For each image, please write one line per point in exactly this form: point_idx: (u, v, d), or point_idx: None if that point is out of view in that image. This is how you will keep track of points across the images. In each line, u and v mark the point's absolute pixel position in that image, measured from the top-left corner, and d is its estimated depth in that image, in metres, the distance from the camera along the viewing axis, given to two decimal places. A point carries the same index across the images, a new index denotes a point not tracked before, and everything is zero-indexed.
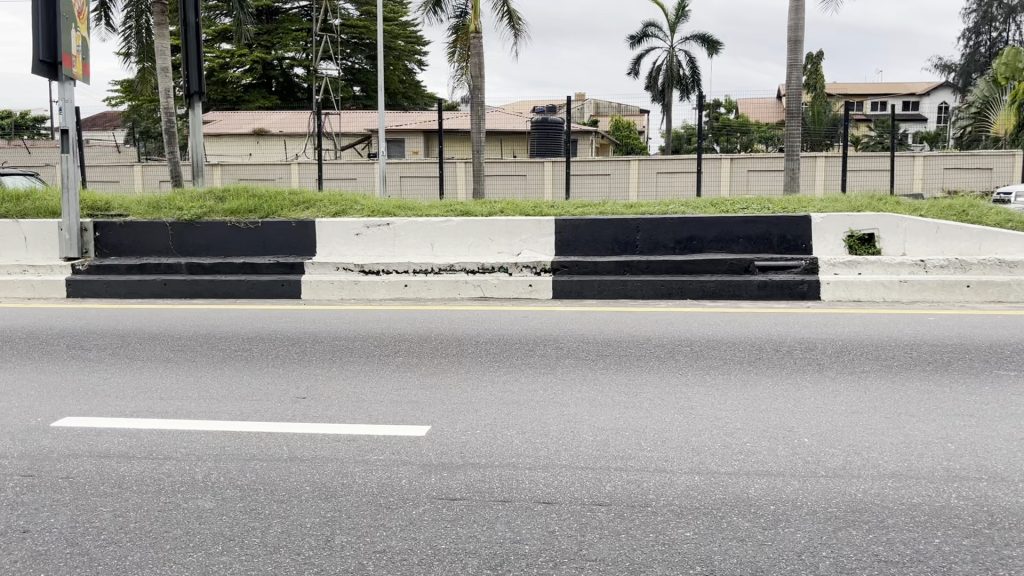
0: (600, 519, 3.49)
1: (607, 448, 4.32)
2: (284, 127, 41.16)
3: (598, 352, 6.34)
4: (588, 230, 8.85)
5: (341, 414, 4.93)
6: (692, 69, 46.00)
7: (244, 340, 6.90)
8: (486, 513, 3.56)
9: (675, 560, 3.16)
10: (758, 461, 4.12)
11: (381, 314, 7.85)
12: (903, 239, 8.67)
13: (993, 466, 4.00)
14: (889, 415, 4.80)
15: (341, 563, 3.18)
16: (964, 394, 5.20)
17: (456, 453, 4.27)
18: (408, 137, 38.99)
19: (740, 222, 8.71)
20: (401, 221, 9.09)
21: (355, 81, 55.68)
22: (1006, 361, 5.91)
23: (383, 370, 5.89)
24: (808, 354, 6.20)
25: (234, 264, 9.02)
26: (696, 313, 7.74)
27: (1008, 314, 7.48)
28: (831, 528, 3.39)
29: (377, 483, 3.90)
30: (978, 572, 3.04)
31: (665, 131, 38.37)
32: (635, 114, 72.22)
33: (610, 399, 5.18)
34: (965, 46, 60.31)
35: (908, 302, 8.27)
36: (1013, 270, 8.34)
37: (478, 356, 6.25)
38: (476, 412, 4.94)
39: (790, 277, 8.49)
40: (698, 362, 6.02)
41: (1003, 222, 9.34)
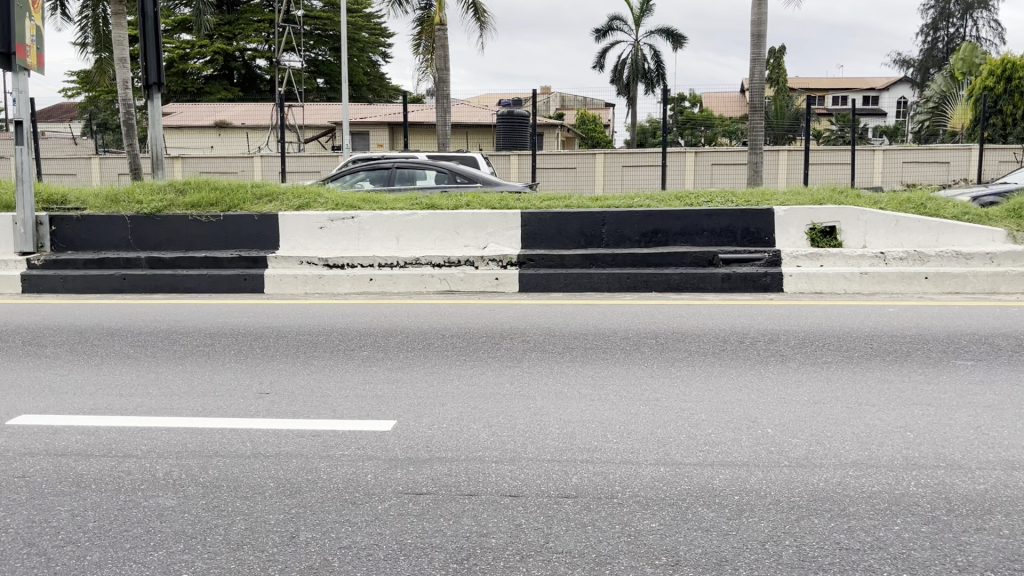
0: (567, 511, 3.50)
1: (573, 441, 4.33)
2: (247, 119, 40.65)
3: (564, 345, 6.35)
4: (553, 223, 8.86)
5: (306, 409, 4.89)
6: (658, 64, 46.31)
7: (206, 335, 6.80)
8: (452, 507, 3.55)
9: (641, 551, 3.17)
10: (723, 451, 4.15)
11: (346, 308, 7.80)
12: (864, 232, 8.81)
13: (950, 454, 4.07)
14: (851, 405, 4.86)
15: (305, 559, 3.14)
16: (922, 383, 5.29)
17: (423, 447, 4.25)
18: (373, 130, 38.72)
19: (704, 215, 8.79)
20: (366, 215, 9.01)
21: (318, 74, 55.15)
22: (964, 351, 6.03)
23: (348, 365, 5.84)
24: (772, 346, 6.27)
25: (195, 258, 8.89)
26: (661, 305, 7.79)
27: (964, 305, 7.62)
28: (794, 517, 3.43)
29: (343, 478, 3.87)
30: (936, 558, 3.09)
31: (631, 125, 38.57)
32: (600, 108, 72.48)
33: (576, 392, 5.19)
34: (924, 42, 61.36)
35: (868, 294, 8.39)
36: (969, 262, 8.51)
37: (444, 350, 6.23)
38: (442, 406, 4.92)
39: (754, 269, 8.55)
40: (663, 354, 6.06)
41: (960, 214, 9.50)
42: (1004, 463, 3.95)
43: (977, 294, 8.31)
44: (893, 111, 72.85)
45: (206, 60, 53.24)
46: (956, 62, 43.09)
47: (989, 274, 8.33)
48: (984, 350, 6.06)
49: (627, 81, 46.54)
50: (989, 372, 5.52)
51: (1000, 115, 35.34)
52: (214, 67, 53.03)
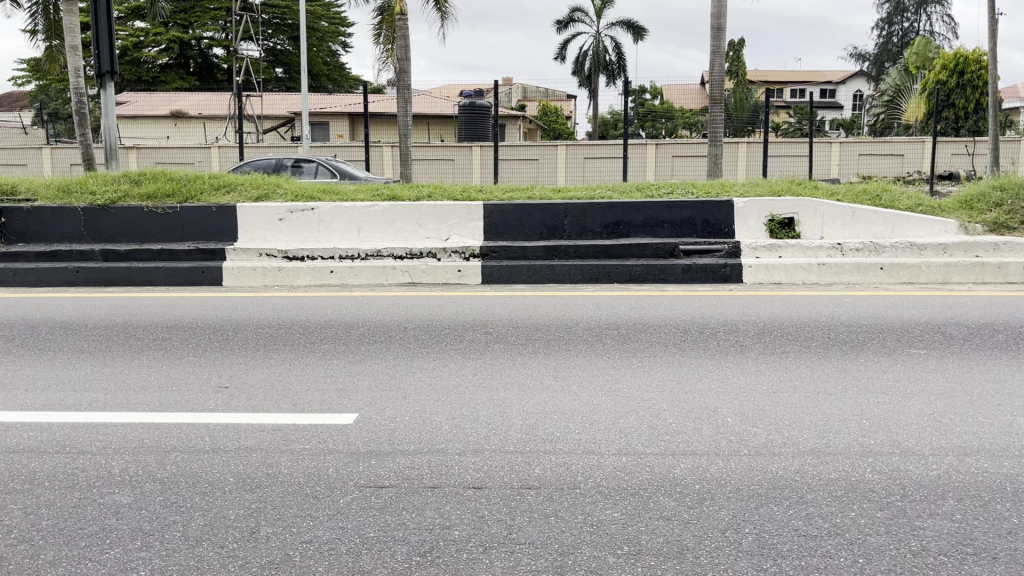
0: (530, 502, 3.51)
1: (536, 432, 4.34)
2: (203, 109, 40.01)
3: (527, 336, 6.35)
4: (516, 215, 8.87)
5: (266, 403, 4.83)
6: (619, 55, 46.56)
7: (163, 329, 6.68)
8: (415, 500, 3.54)
9: (603, 540, 3.19)
10: (683, 441, 4.19)
11: (306, 301, 7.71)
12: (822, 223, 9.01)
13: (905, 441, 4.15)
14: (809, 394, 4.93)
15: (266, 555, 3.11)
16: (878, 371, 5.40)
17: (385, 440, 4.22)
18: (333, 120, 38.34)
19: (664, 207, 8.86)
20: (326, 206, 8.98)
21: (276, 63, 54.39)
22: (918, 340, 6.15)
23: (308, 358, 5.78)
24: (732, 336, 6.34)
25: (151, 250, 8.72)
26: (623, 297, 7.83)
27: (917, 296, 7.77)
28: (754, 505, 3.47)
29: (304, 472, 3.83)
30: (890, 543, 3.16)
31: (593, 116, 38.73)
32: (562, 99, 72.64)
33: (539, 383, 5.20)
34: (879, 36, 62.41)
35: (825, 284, 8.49)
36: (922, 252, 8.65)
37: (406, 342, 6.19)
38: (404, 398, 4.89)
39: (714, 260, 8.62)
40: (625, 345, 6.09)
41: (914, 206, 9.67)
42: (956, 449, 4.04)
43: (931, 284, 8.44)
44: (850, 104, 74.05)
45: (161, 48, 52.19)
46: (910, 57, 43.94)
47: (941, 265, 8.48)
48: (937, 339, 6.19)
49: (589, 73, 46.65)
50: (942, 360, 5.64)
51: (952, 108, 36.13)
52: (170, 56, 52.01)
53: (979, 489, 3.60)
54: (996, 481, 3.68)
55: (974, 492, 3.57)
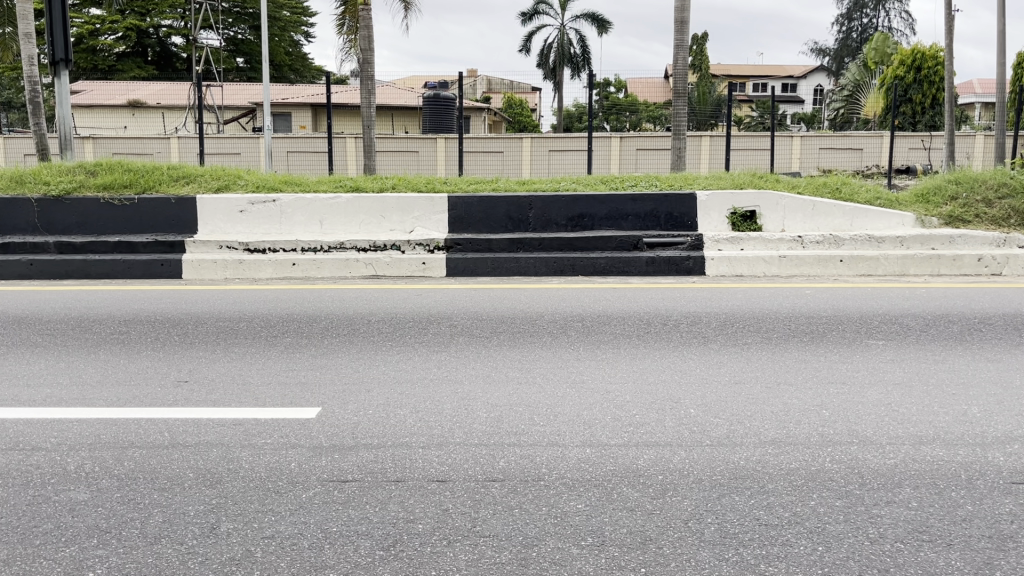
0: (494, 495, 3.51)
1: (500, 424, 4.33)
2: (162, 99, 39.32)
3: (492, 329, 6.34)
4: (480, 208, 8.85)
5: (227, 397, 4.76)
6: (583, 48, 46.71)
7: (120, 323, 6.56)
8: (380, 494, 3.52)
9: (567, 532, 3.20)
10: (647, 432, 4.21)
11: (267, 294, 7.62)
12: (783, 216, 9.13)
13: (863, 430, 4.22)
14: (769, 384, 5.00)
15: (227, 551, 3.07)
16: (837, 362, 5.48)
17: (348, 434, 4.18)
18: (295, 111, 37.94)
19: (628, 200, 8.91)
20: (287, 198, 8.88)
21: (237, 53, 53.60)
22: (876, 331, 6.25)
23: (270, 352, 5.72)
24: (694, 328, 6.40)
25: (108, 242, 8.56)
26: (587, 289, 7.85)
27: (875, 288, 7.88)
28: (716, 495, 3.51)
29: (266, 467, 3.79)
30: (849, 531, 3.21)
31: (557, 109, 38.83)
32: (526, 92, 72.62)
33: (503, 375, 5.20)
34: (839, 31, 63.25)
35: (786, 277, 8.56)
36: (880, 245, 8.78)
37: (369, 336, 6.14)
38: (368, 392, 4.86)
39: (677, 253, 8.67)
40: (589, 338, 6.11)
41: (872, 199, 9.83)
42: (912, 438, 4.12)
43: (889, 277, 8.53)
44: (810, 99, 74.93)
45: (118, 36, 51.11)
46: (869, 52, 44.56)
47: (898, 257, 8.59)
48: (894, 330, 6.30)
49: (553, 66, 46.63)
50: (899, 351, 5.73)
51: (909, 103, 36.73)
52: (127, 44, 50.96)
53: (934, 477, 3.67)
54: (951, 469, 3.75)
55: (929, 480, 3.64)
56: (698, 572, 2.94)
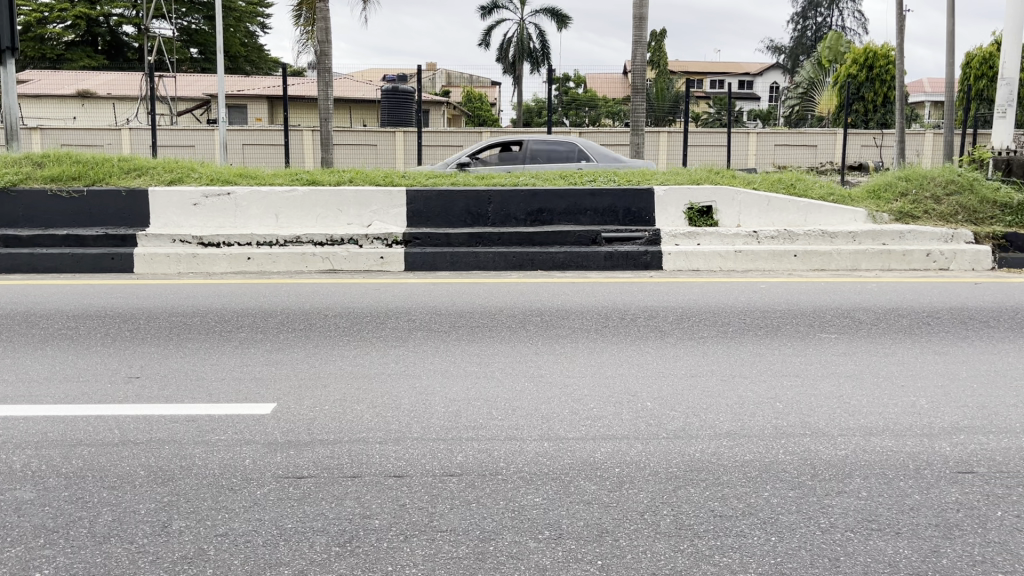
0: (451, 489, 3.50)
1: (459, 418, 4.33)
2: (113, 90, 38.51)
3: (450, 324, 6.32)
4: (438, 202, 8.82)
5: (179, 393, 4.68)
6: (542, 43, 46.78)
7: (69, 318, 6.40)
8: (335, 490, 3.49)
9: (525, 525, 3.21)
10: (604, 425, 4.24)
11: (222, 289, 7.51)
12: (738, 211, 9.25)
13: (815, 422, 4.30)
14: (725, 377, 5.06)
15: (179, 549, 3.02)
16: (791, 355, 5.56)
17: (304, 430, 4.14)
18: (250, 103, 37.41)
19: (587, 195, 8.94)
20: (242, 191, 8.76)
21: (191, 43, 52.66)
22: (829, 325, 6.37)
23: (224, 347, 5.63)
24: (652, 321, 6.45)
25: (56, 235, 8.38)
26: (546, 284, 7.86)
27: (828, 282, 8.01)
28: (671, 486, 3.55)
29: (220, 463, 3.74)
30: (801, 521, 3.26)
31: (517, 104, 38.86)
32: (486, 86, 72.56)
33: (462, 370, 5.19)
34: (794, 29, 64.15)
35: (742, 271, 8.64)
36: (834, 240, 8.94)
37: (326, 331, 6.08)
38: (324, 387, 4.81)
39: (634, 247, 8.73)
40: (547, 332, 6.13)
41: (826, 195, 10.01)
42: (863, 429, 4.20)
43: (841, 271, 8.68)
44: (766, 96, 75.83)
45: (66, 25, 49.85)
46: (823, 50, 45.29)
47: (851, 252, 8.74)
48: (846, 323, 6.43)
49: (513, 60, 46.59)
50: (851, 344, 5.85)
51: (862, 101, 37.38)
52: (76, 33, 49.78)
53: (884, 467, 3.75)
54: (900, 459, 3.83)
55: (879, 470, 3.71)
56: (654, 564, 2.96)
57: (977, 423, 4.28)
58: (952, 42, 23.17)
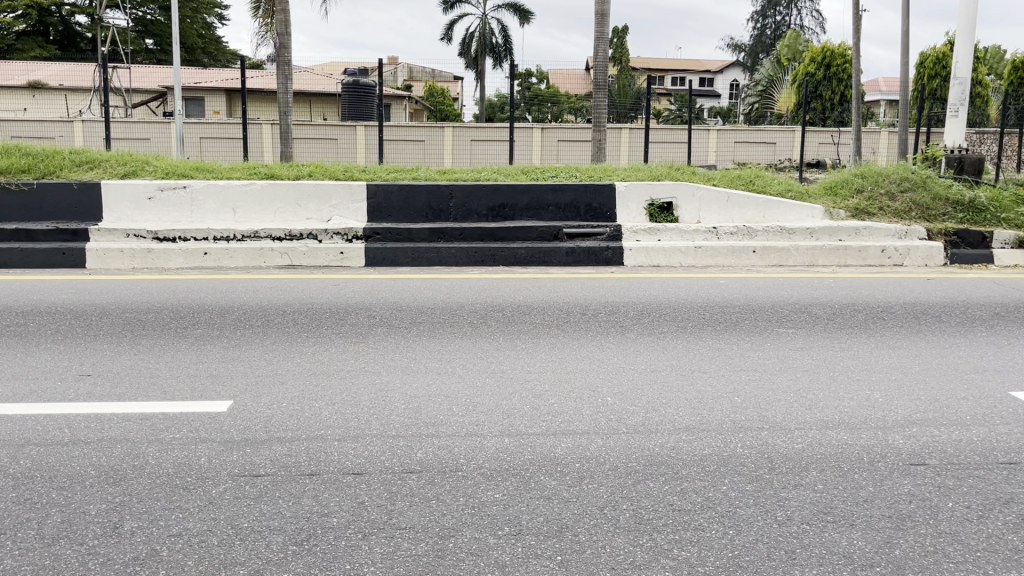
0: (410, 486, 3.47)
1: (419, 415, 4.30)
2: (65, 82, 37.67)
3: (411, 319, 6.29)
4: (400, 197, 8.76)
5: (132, 391, 4.59)
6: (505, 38, 46.72)
7: (17, 314, 6.24)
8: (292, 488, 3.44)
9: (484, 522, 3.19)
10: (565, 421, 4.24)
11: (178, 284, 7.38)
12: (698, 208, 9.34)
13: (773, 416, 4.35)
14: (684, 372, 5.09)
15: (130, 551, 2.95)
16: (749, 350, 5.62)
17: (260, 428, 4.08)
18: (208, 96, 36.87)
19: (549, 190, 8.95)
20: (198, 184, 8.63)
21: (146, 34, 51.71)
22: (786, 320, 6.44)
23: (179, 344, 5.53)
24: (613, 317, 6.48)
25: (5, 230, 8.19)
26: (508, 279, 7.84)
27: (786, 278, 8.10)
28: (632, 481, 3.56)
29: (174, 462, 3.67)
30: (758, 515, 3.29)
31: (479, 99, 38.83)
32: (448, 81, 72.34)
33: (422, 366, 5.16)
34: (754, 27, 64.82)
35: (701, 267, 8.70)
36: (791, 236, 9.05)
37: (284, 327, 6.01)
38: (282, 384, 4.75)
39: (596, 243, 8.74)
40: (509, 327, 6.12)
41: (785, 191, 10.14)
42: (819, 423, 4.26)
43: (798, 267, 8.78)
44: (727, 93, 76.61)
45: (17, 14, 48.67)
46: (783, 49, 45.87)
47: (808, 248, 8.85)
48: (804, 318, 6.51)
49: (475, 55, 46.50)
50: (808, 339, 5.92)
51: (819, 99, 37.93)
52: (27, 22, 48.63)
53: (840, 460, 3.80)
54: (855, 452, 3.89)
55: (834, 463, 3.76)
56: (613, 558, 2.96)
57: (929, 416, 4.36)
58: (907, 43, 23.58)
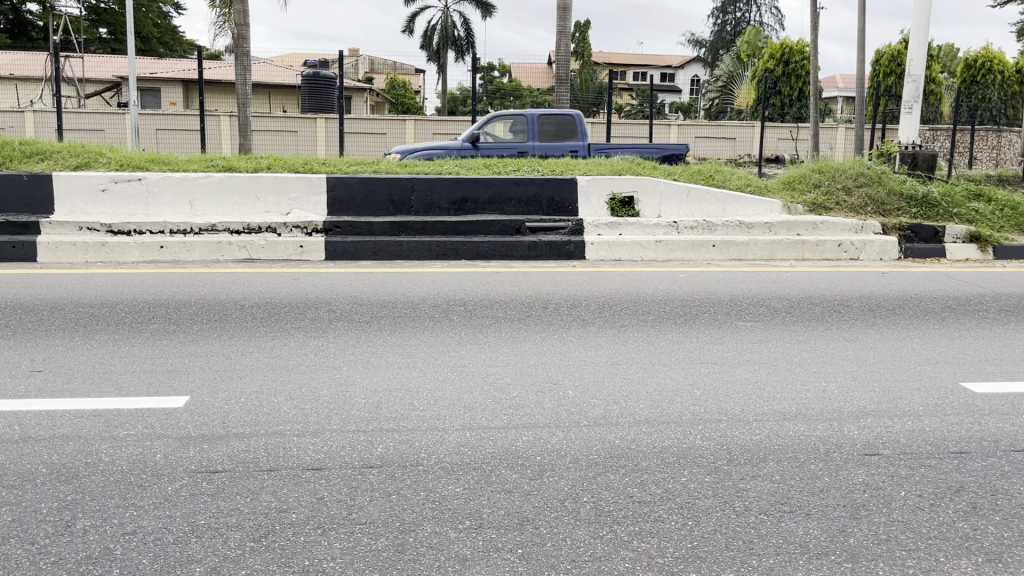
0: (371, 481, 3.45)
1: (379, 410, 4.27)
2: (15, 71, 36.75)
3: (372, 313, 6.25)
4: (361, 189, 8.69)
5: (85, 387, 4.50)
6: (467, 31, 46.57)
7: None
8: (250, 484, 3.40)
9: (445, 516, 3.19)
10: (526, 414, 4.25)
11: (133, 279, 7.23)
12: (659, 202, 9.40)
13: (732, 408, 4.40)
14: (644, 365, 5.13)
15: (83, 549, 2.90)
16: (709, 343, 5.67)
17: (218, 423, 4.03)
18: (164, 87, 36.23)
19: (511, 184, 8.96)
20: (154, 176, 8.48)
21: (100, 23, 50.59)
22: (745, 313, 6.52)
23: (134, 339, 5.43)
24: (574, 310, 6.50)
25: None
26: (470, 273, 7.82)
27: (746, 272, 8.19)
28: (593, 474, 3.57)
29: (128, 459, 3.60)
30: (717, 505, 3.33)
31: (441, 92, 38.67)
32: (409, 74, 71.99)
33: (383, 360, 5.13)
34: (715, 23, 65.34)
35: (662, 261, 8.76)
36: (750, 231, 9.16)
37: (243, 321, 5.93)
38: (240, 379, 4.69)
39: (558, 237, 8.74)
40: (471, 321, 6.11)
41: (744, 185, 10.26)
42: (776, 415, 4.31)
43: (757, 261, 8.87)
44: (687, 89, 77.21)
45: None
46: (743, 44, 46.31)
47: (767, 242, 8.95)
48: (762, 311, 6.60)
49: (437, 48, 46.29)
50: (766, 332, 6.00)
51: (778, 96, 38.37)
52: None
53: (797, 451, 3.85)
54: (811, 443, 3.95)
55: (791, 454, 3.82)
56: (573, 551, 2.98)
57: (883, 407, 4.44)
58: (863, 40, 23.92)
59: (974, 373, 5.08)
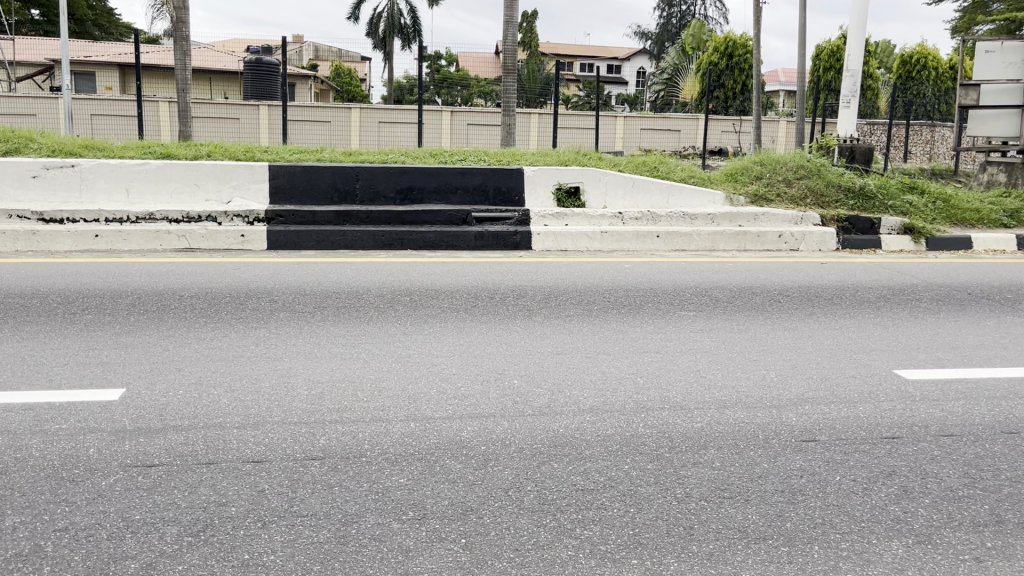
0: (313, 473, 3.41)
1: (322, 401, 4.22)
2: None
3: (315, 304, 6.16)
4: (304, 177, 8.60)
5: (13, 380, 4.36)
6: (414, 20, 46.22)
7: None
8: (188, 478, 3.33)
9: (388, 507, 3.16)
10: (471, 404, 4.24)
11: (65, 269, 6.99)
12: (605, 193, 9.46)
13: (674, 396, 4.45)
14: (589, 354, 5.17)
15: (11, 547, 2.81)
16: (652, 332, 5.73)
17: (155, 416, 3.94)
18: (100, 72, 35.23)
19: (457, 173, 8.95)
20: (88, 162, 8.27)
21: (32, 4, 48.95)
22: (688, 303, 6.61)
23: (67, 330, 5.28)
24: (520, 300, 6.51)
25: None
26: (415, 263, 7.76)
27: (687, 262, 8.29)
28: (535, 463, 3.58)
29: (60, 454, 3.49)
30: (658, 492, 3.37)
31: (389, 82, 38.36)
32: (355, 61, 71.21)
33: (325, 351, 5.06)
34: (660, 16, 65.92)
35: (607, 251, 8.79)
36: (693, 222, 9.29)
37: (181, 312, 5.81)
38: (178, 371, 4.59)
39: (504, 228, 8.71)
40: (416, 311, 6.07)
41: (687, 176, 10.42)
42: (717, 402, 4.38)
43: (700, 251, 8.97)
44: (634, 81, 77.80)
45: None
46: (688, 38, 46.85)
47: (709, 233, 9.06)
48: (704, 301, 6.69)
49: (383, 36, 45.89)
50: (708, 321, 6.09)
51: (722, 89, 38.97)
52: None
53: (736, 438, 3.92)
54: (750, 430, 4.02)
55: (731, 441, 3.89)
56: (516, 539, 2.99)
57: (820, 394, 4.55)
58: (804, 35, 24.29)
59: (907, 360, 5.22)
